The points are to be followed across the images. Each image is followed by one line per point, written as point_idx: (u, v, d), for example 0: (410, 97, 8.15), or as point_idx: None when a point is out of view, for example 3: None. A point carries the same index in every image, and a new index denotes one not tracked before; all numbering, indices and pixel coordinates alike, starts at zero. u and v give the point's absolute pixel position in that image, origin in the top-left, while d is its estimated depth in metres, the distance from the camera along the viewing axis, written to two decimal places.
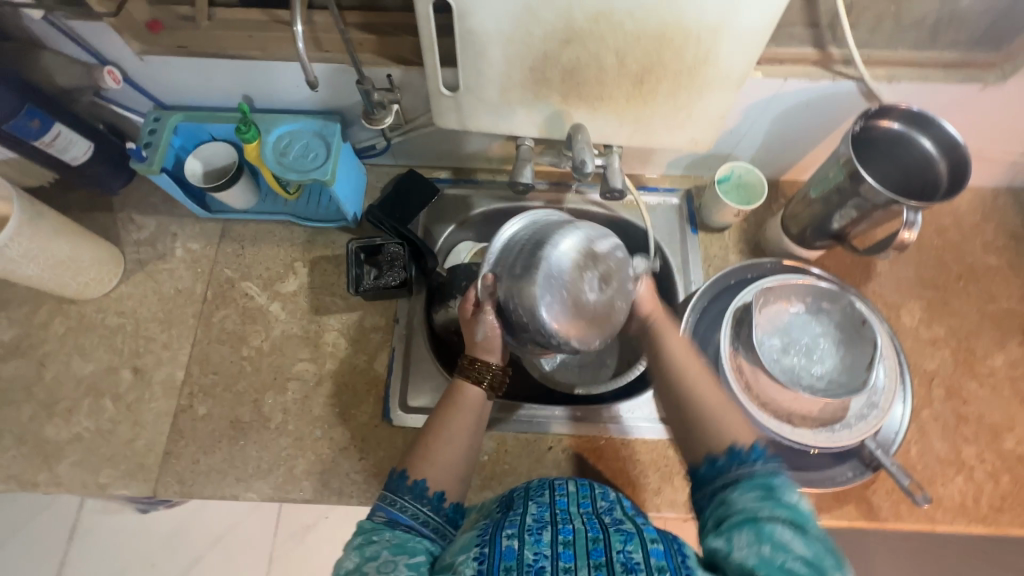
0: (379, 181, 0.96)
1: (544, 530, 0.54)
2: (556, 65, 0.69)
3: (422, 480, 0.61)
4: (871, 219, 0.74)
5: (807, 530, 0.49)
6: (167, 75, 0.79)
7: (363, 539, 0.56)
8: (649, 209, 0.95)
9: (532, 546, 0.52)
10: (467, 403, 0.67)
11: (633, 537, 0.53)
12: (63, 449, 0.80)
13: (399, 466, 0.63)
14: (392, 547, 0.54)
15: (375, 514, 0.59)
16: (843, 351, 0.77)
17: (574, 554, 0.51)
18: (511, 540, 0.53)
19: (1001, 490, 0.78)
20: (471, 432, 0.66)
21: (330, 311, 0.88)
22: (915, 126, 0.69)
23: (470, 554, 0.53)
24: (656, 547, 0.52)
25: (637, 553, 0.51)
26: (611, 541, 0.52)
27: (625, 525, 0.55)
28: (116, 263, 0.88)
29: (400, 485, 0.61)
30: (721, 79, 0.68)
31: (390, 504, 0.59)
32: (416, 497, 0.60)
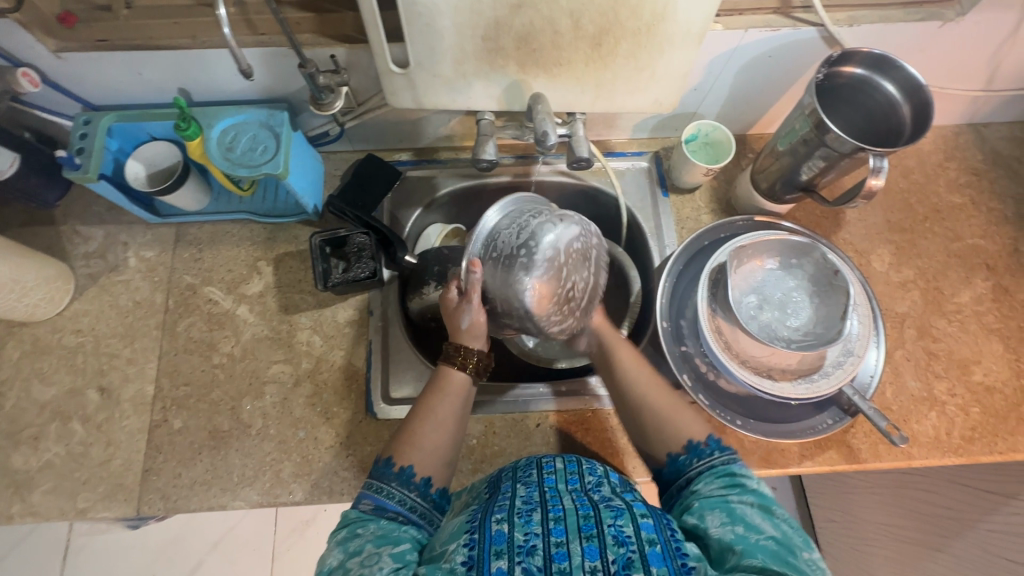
0: (338, 169, 0.91)
1: (534, 511, 0.54)
2: (508, 32, 0.65)
3: (410, 466, 0.61)
4: (838, 168, 0.73)
5: (771, 510, 0.54)
6: (91, 73, 0.72)
7: (347, 532, 0.56)
8: (617, 174, 0.94)
9: (522, 527, 0.52)
10: (451, 386, 0.67)
11: (623, 512, 0.54)
12: (34, 478, 0.77)
13: (383, 453, 0.63)
14: (377, 539, 0.55)
15: (361, 503, 0.59)
16: (817, 302, 0.78)
17: (565, 528, 0.52)
18: (501, 523, 0.53)
19: (971, 420, 0.81)
20: (459, 417, 0.66)
21: (300, 309, 0.85)
22: (877, 71, 0.67)
23: (461, 541, 0.53)
24: (646, 521, 0.53)
25: (627, 527, 0.51)
26: (601, 517, 0.53)
27: (613, 501, 0.56)
28: (66, 280, 0.83)
29: (386, 472, 0.61)
30: (681, 34, 0.66)
31: (375, 491, 0.59)
32: (401, 483, 0.60)
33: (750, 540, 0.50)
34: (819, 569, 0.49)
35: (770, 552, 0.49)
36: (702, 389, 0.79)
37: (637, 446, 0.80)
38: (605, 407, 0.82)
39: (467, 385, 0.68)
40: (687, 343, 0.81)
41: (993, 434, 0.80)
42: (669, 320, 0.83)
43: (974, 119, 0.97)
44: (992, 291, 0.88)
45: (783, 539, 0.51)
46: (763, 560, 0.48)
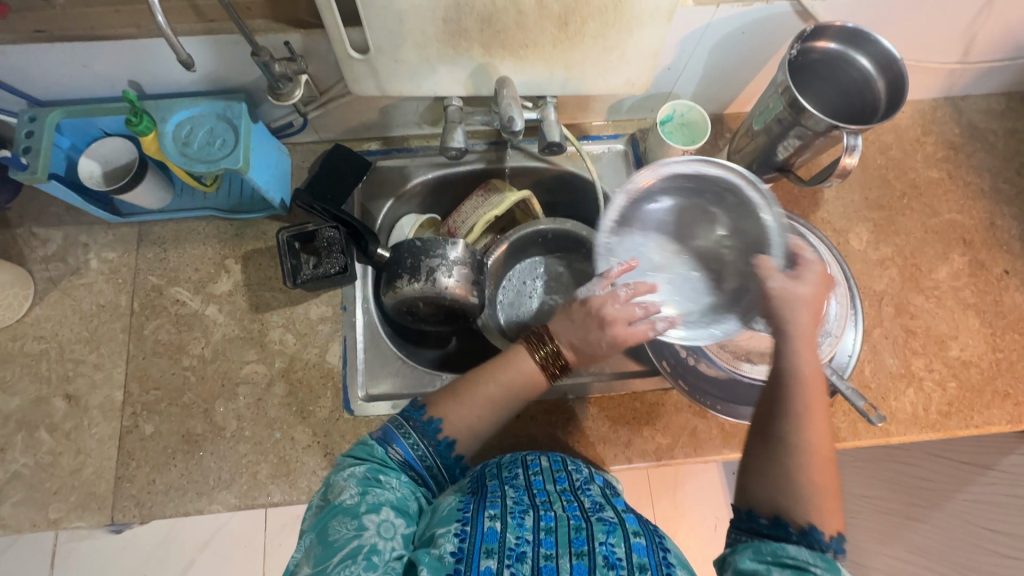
0: (305, 161, 0.88)
1: (526, 514, 0.55)
2: (470, 13, 0.62)
3: (451, 439, 0.62)
4: (814, 147, 0.72)
5: None
6: (32, 67, 0.68)
7: (369, 476, 0.57)
8: (593, 158, 0.92)
9: (514, 529, 0.52)
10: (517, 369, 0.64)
11: (615, 528, 0.54)
12: (3, 490, 0.75)
13: (419, 398, 0.64)
14: (399, 497, 0.56)
15: (392, 450, 0.60)
16: None
17: (555, 541, 0.52)
18: (493, 521, 0.53)
19: (948, 396, 0.81)
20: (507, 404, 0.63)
21: (271, 307, 0.83)
22: (851, 45, 0.65)
23: (451, 527, 0.53)
24: (638, 541, 0.53)
25: (619, 548, 0.51)
26: (594, 531, 0.53)
27: (605, 513, 0.56)
28: (24, 285, 0.80)
29: (428, 432, 0.61)
30: (649, 11, 0.63)
31: (407, 442, 0.61)
32: (427, 438, 0.61)
33: None
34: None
35: None
36: (682, 375, 0.78)
37: (617, 434, 0.80)
38: (586, 396, 0.81)
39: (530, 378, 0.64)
40: None
41: (970, 408, 0.81)
42: None
43: (951, 92, 0.96)
44: (968, 266, 0.88)
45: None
46: None
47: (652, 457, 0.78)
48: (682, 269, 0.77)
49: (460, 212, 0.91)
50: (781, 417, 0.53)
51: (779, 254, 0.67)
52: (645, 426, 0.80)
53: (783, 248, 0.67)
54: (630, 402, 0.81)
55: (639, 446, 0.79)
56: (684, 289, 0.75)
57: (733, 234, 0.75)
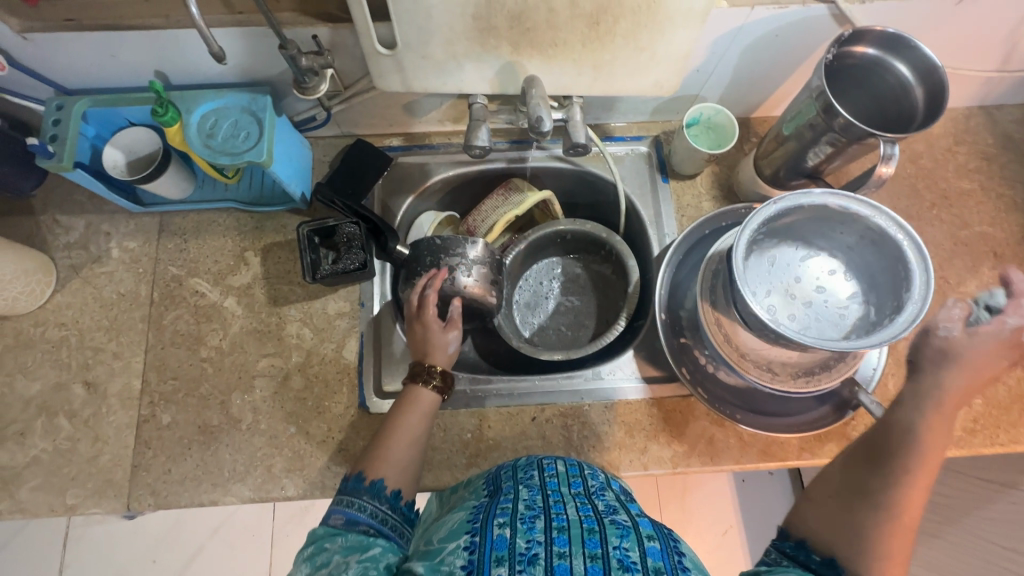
0: (326, 155, 0.88)
1: (536, 518, 0.53)
2: (501, 10, 0.61)
3: (380, 479, 0.61)
4: (846, 155, 0.70)
5: None
6: (61, 56, 0.69)
7: (314, 547, 0.54)
8: (616, 160, 0.91)
9: (524, 534, 0.51)
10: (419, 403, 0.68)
11: (629, 532, 0.52)
12: (22, 474, 0.76)
13: (353, 469, 0.62)
14: (344, 550, 0.53)
15: (331, 518, 0.57)
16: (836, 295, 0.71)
17: (568, 540, 0.50)
18: (503, 529, 0.52)
19: (974, 413, 0.79)
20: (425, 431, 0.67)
21: (289, 301, 0.83)
22: (890, 51, 0.64)
23: (460, 542, 0.52)
24: (652, 546, 0.51)
25: (634, 551, 0.49)
26: (607, 534, 0.51)
27: (619, 516, 0.54)
28: (47, 272, 0.81)
29: (357, 487, 0.60)
30: (683, 13, 0.62)
31: (345, 505, 0.58)
32: (373, 495, 0.59)
33: None
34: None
35: None
36: (701, 383, 0.78)
37: (634, 439, 0.79)
38: (603, 401, 0.81)
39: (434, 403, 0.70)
40: (686, 335, 0.80)
41: (996, 426, 0.79)
42: (668, 312, 0.81)
43: (986, 101, 0.93)
44: (999, 280, 0.86)
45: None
46: None
47: (669, 464, 0.77)
48: (821, 298, 0.71)
49: (479, 210, 0.90)
50: (878, 471, 0.60)
51: (916, 288, 0.59)
52: (663, 433, 0.79)
53: (917, 284, 0.59)
54: (647, 407, 0.80)
55: (656, 453, 0.78)
56: (824, 322, 0.70)
57: (856, 261, 0.69)
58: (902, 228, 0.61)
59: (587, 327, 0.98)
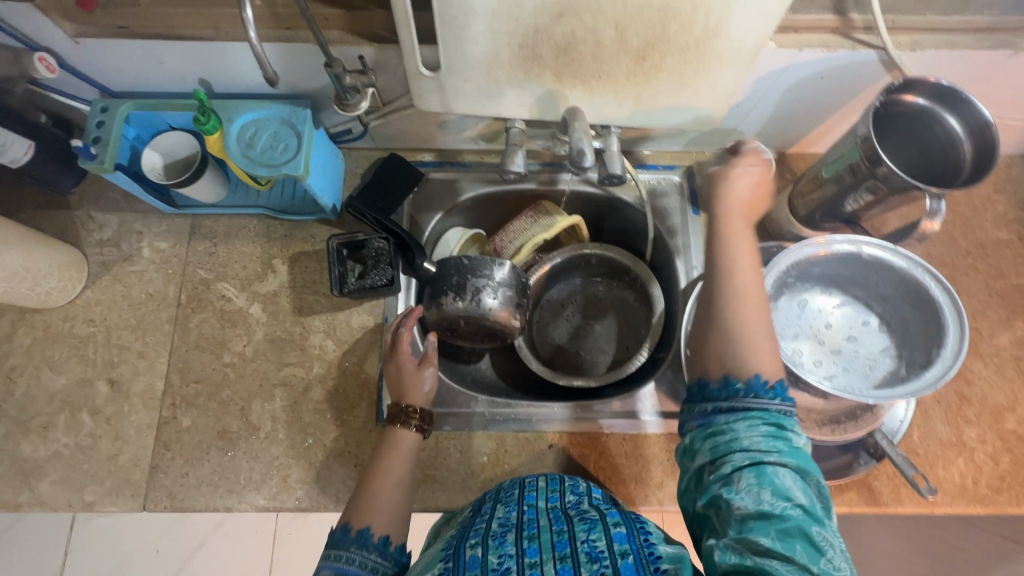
0: (358, 167, 0.89)
1: (508, 532, 0.53)
2: (547, 41, 0.61)
3: (366, 527, 0.59)
4: (886, 203, 0.69)
5: (806, 473, 0.48)
6: (110, 60, 0.70)
7: None
8: (648, 188, 0.90)
9: (496, 550, 0.51)
10: (398, 449, 0.68)
11: (596, 523, 0.53)
12: (43, 467, 0.77)
13: (338, 522, 0.61)
14: None
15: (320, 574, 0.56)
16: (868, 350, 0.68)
17: (538, 548, 0.51)
18: (474, 549, 0.52)
19: (1000, 470, 0.78)
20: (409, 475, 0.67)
21: (314, 311, 0.83)
22: (941, 103, 0.63)
23: (435, 569, 0.52)
24: (618, 531, 0.53)
25: (600, 541, 0.51)
26: (575, 532, 0.52)
27: (589, 513, 0.56)
28: (78, 268, 0.82)
29: (342, 539, 0.59)
30: (731, 53, 0.61)
31: (334, 560, 0.57)
32: (360, 545, 0.58)
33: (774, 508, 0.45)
34: (844, 551, 0.45)
35: (793, 524, 0.44)
36: None
37: (650, 474, 0.78)
38: (621, 433, 0.80)
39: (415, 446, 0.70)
40: None
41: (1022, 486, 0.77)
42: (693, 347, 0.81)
43: None
44: None
45: (811, 508, 0.46)
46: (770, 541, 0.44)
47: None
48: (851, 347, 0.68)
49: (508, 231, 0.90)
50: None
51: (951, 342, 0.58)
52: (680, 469, 0.78)
53: (951, 338, 0.58)
54: (665, 442, 0.79)
55: (672, 489, 0.77)
56: (854, 371, 0.67)
57: (890, 312, 0.68)
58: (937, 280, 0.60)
59: (606, 352, 0.97)
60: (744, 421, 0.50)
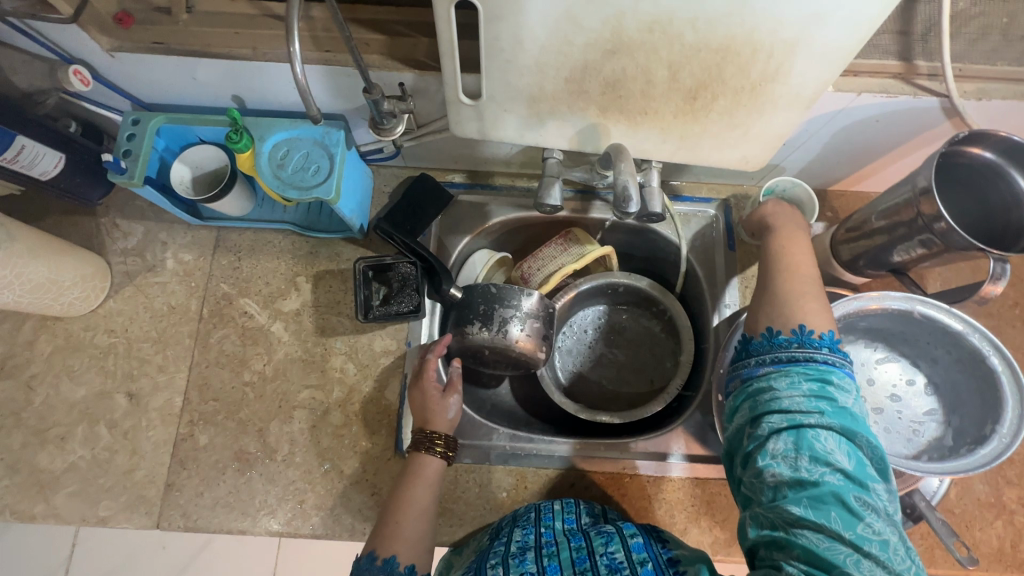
0: (386, 185, 0.87)
1: (528, 553, 0.60)
2: (596, 76, 0.59)
3: (393, 556, 0.60)
4: (940, 257, 0.66)
5: (852, 437, 0.48)
6: (143, 74, 0.68)
7: None
8: (682, 220, 0.87)
9: (518, 567, 0.58)
10: (423, 476, 0.68)
11: (613, 537, 0.60)
12: (59, 479, 0.76)
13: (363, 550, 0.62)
14: None
15: None
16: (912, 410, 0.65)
17: (559, 566, 0.58)
18: (496, 569, 0.58)
19: None
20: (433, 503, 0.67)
21: (336, 333, 0.82)
22: (1009, 158, 0.59)
23: None
24: (635, 542, 0.59)
25: (619, 553, 0.57)
26: (593, 546, 0.59)
27: (605, 527, 0.62)
28: (102, 278, 0.81)
29: (367, 568, 0.59)
30: (788, 98, 0.59)
31: None
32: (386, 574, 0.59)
33: (811, 473, 0.46)
34: (885, 515, 0.45)
35: (833, 488, 0.45)
36: None
37: (673, 519, 0.76)
38: (646, 475, 0.77)
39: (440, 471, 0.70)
40: None
41: None
42: None
43: None
44: None
45: (853, 474, 0.46)
46: (804, 510, 0.45)
47: (708, 551, 0.74)
48: (894, 407, 0.65)
49: (536, 258, 0.87)
50: None
51: (1008, 419, 0.55)
52: (705, 516, 0.76)
53: (1009, 416, 0.55)
54: (690, 487, 0.77)
55: (695, 536, 0.75)
56: (895, 434, 0.64)
57: (939, 375, 0.65)
58: (996, 350, 0.58)
59: (630, 385, 0.94)
60: (786, 379, 0.51)
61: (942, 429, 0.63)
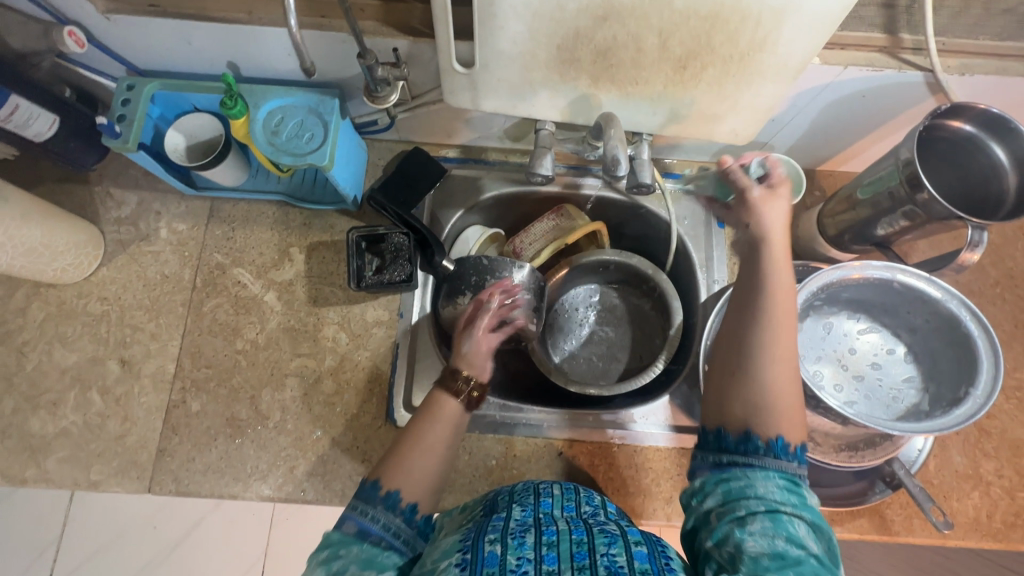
0: (380, 159, 0.87)
1: (527, 533, 0.53)
2: (587, 44, 0.60)
3: (396, 491, 0.55)
4: (922, 229, 0.68)
5: (821, 528, 0.48)
6: (138, 39, 0.69)
7: (329, 554, 0.52)
8: (673, 197, 0.89)
9: (515, 550, 0.50)
10: (444, 415, 0.59)
11: (617, 539, 0.52)
12: (51, 444, 0.76)
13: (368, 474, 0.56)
14: (360, 564, 0.51)
15: (344, 525, 0.54)
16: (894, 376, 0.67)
17: (557, 557, 0.49)
18: (493, 546, 0.51)
19: (1016, 506, 0.76)
20: (449, 448, 0.58)
21: (329, 303, 0.82)
22: (989, 131, 0.61)
23: (451, 559, 0.51)
24: (640, 550, 0.51)
25: (620, 556, 0.49)
26: (595, 543, 0.51)
27: (609, 526, 0.55)
28: (95, 246, 0.81)
29: (372, 495, 0.55)
30: (775, 68, 0.60)
31: (359, 514, 0.54)
32: (388, 508, 0.54)
33: (791, 553, 0.45)
34: None
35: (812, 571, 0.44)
36: None
37: (659, 487, 0.77)
38: (632, 445, 0.79)
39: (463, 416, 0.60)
40: None
41: None
42: None
43: None
44: None
45: (824, 561, 0.46)
46: None
47: None
48: (875, 375, 0.67)
49: (527, 233, 0.88)
50: None
51: (983, 380, 0.57)
52: None
53: (984, 377, 0.57)
54: (676, 457, 0.78)
55: (680, 504, 0.76)
56: (876, 401, 0.65)
57: (919, 344, 0.66)
58: (971, 314, 0.59)
59: (619, 360, 0.95)
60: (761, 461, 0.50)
61: (920, 393, 0.65)
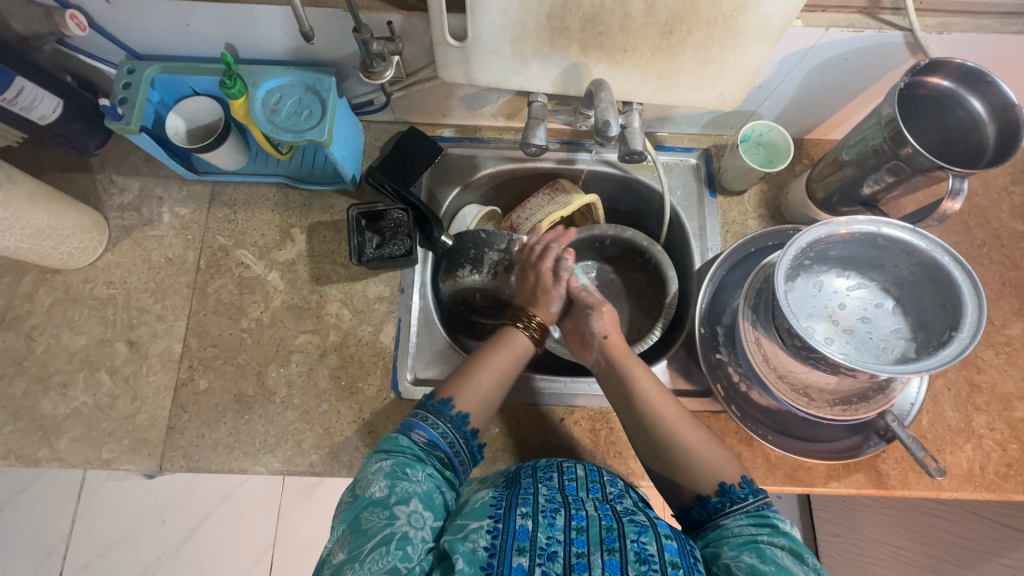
0: (377, 140, 0.89)
1: (557, 513, 0.55)
2: (576, 12, 0.62)
3: (466, 413, 0.66)
4: (907, 184, 0.70)
5: (802, 556, 0.54)
6: (138, 22, 0.70)
7: (397, 467, 0.59)
8: (665, 168, 0.91)
9: (546, 529, 0.53)
10: (511, 344, 0.72)
11: (647, 529, 0.54)
12: (62, 425, 0.78)
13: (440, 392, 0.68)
14: (422, 496, 0.57)
15: (413, 433, 0.63)
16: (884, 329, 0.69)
17: (587, 540, 0.52)
18: (526, 520, 0.54)
19: (1008, 457, 0.78)
20: (511, 371, 0.71)
21: (331, 281, 0.84)
22: (965, 85, 0.63)
23: (483, 524, 0.54)
24: (670, 543, 0.54)
25: (651, 545, 0.52)
26: (624, 530, 0.53)
27: (637, 516, 0.57)
28: (100, 231, 0.83)
29: (442, 411, 0.65)
30: (758, 29, 0.62)
31: (428, 424, 0.64)
32: (455, 426, 0.65)
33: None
34: None
35: None
36: (733, 400, 0.77)
37: None
38: None
39: (526, 349, 0.73)
40: (722, 351, 0.79)
41: None
42: (706, 326, 0.81)
43: None
44: None
45: None
46: None
47: None
48: (865, 328, 0.69)
49: (524, 208, 0.90)
50: None
51: (967, 321, 0.58)
52: None
53: (969, 317, 0.59)
54: None
55: None
56: (867, 351, 0.68)
57: (907, 296, 0.68)
58: (956, 261, 0.61)
59: None
60: (734, 518, 0.58)
61: (910, 343, 0.67)
